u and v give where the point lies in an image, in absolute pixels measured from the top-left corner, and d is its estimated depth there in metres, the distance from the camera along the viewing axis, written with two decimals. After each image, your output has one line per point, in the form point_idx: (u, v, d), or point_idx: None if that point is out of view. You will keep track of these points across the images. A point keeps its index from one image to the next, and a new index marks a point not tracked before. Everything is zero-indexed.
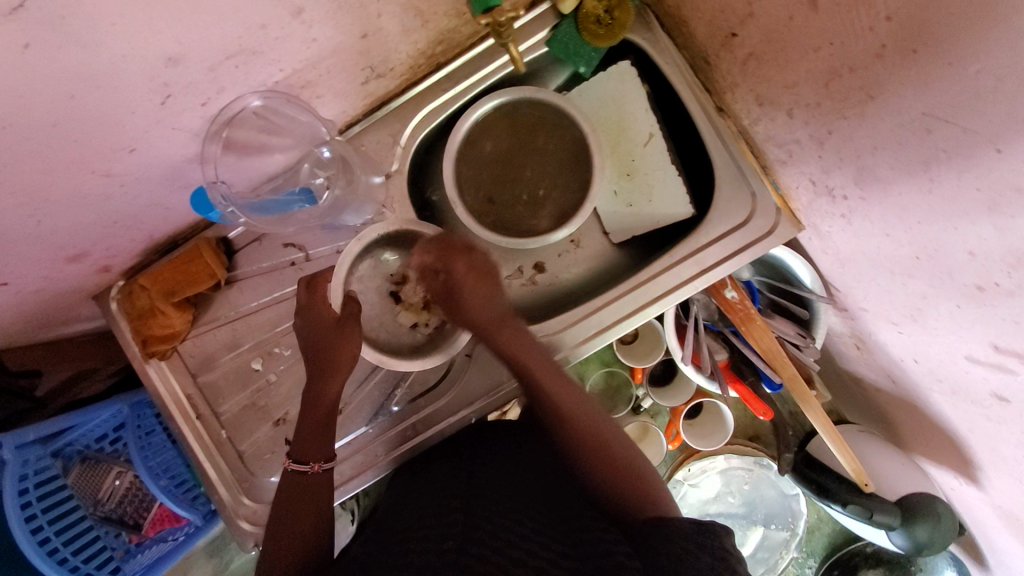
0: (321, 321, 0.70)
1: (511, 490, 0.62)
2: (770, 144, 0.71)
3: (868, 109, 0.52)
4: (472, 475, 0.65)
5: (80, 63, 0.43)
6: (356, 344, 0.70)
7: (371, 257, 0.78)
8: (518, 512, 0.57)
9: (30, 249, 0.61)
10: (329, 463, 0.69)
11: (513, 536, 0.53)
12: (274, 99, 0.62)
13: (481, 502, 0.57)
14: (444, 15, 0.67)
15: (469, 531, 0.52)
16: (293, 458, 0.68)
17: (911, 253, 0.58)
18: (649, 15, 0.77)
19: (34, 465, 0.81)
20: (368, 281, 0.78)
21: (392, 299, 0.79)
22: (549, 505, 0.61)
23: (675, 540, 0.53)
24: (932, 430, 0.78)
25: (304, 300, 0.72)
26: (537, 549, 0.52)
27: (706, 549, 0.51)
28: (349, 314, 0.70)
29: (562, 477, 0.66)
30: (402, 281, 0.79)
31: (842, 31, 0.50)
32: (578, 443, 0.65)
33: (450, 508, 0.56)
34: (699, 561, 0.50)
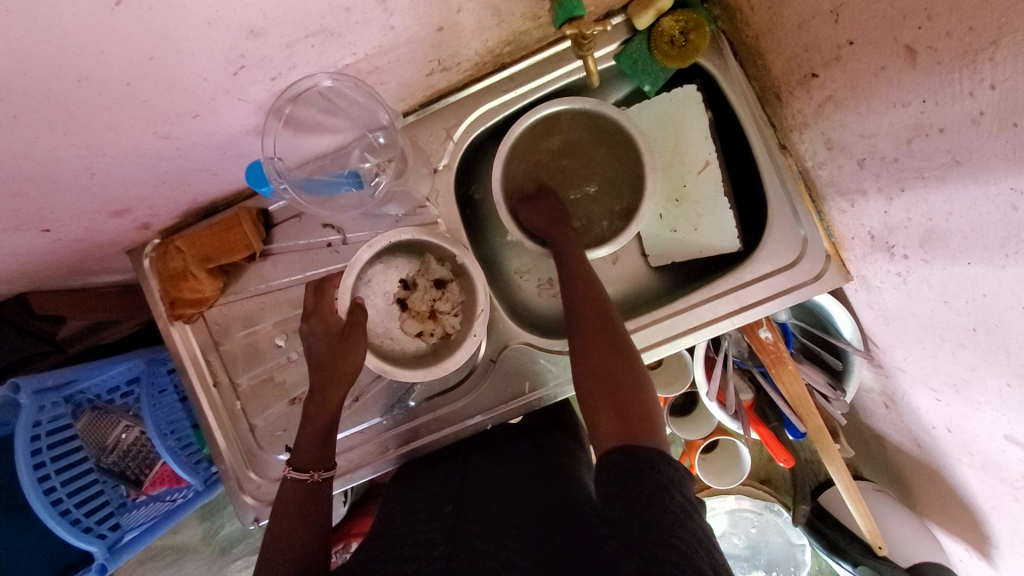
0: (327, 330, 0.70)
1: (505, 490, 0.63)
2: (833, 190, 0.69)
3: (950, 173, 0.51)
4: (464, 479, 0.66)
5: (165, 26, 0.42)
6: (360, 359, 0.69)
7: (379, 263, 0.75)
8: (510, 514, 0.58)
9: (79, 200, 0.61)
10: (329, 473, 0.69)
11: (503, 538, 0.54)
12: (342, 82, 0.61)
13: (473, 506, 0.60)
14: (520, 17, 0.65)
15: (459, 536, 0.55)
16: (293, 466, 0.68)
17: (969, 323, 0.57)
18: (723, 41, 0.75)
19: (49, 412, 0.83)
20: (377, 286, 0.75)
21: (399, 305, 0.76)
22: (537, 500, 0.61)
23: (648, 476, 0.52)
24: (951, 501, 0.76)
25: (311, 306, 0.72)
26: (526, 547, 0.53)
27: (677, 488, 0.52)
28: (352, 323, 0.69)
29: (552, 472, 0.67)
30: (410, 287, 0.76)
31: (937, 90, 0.48)
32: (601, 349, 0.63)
33: (443, 514, 0.59)
34: (672, 500, 0.50)
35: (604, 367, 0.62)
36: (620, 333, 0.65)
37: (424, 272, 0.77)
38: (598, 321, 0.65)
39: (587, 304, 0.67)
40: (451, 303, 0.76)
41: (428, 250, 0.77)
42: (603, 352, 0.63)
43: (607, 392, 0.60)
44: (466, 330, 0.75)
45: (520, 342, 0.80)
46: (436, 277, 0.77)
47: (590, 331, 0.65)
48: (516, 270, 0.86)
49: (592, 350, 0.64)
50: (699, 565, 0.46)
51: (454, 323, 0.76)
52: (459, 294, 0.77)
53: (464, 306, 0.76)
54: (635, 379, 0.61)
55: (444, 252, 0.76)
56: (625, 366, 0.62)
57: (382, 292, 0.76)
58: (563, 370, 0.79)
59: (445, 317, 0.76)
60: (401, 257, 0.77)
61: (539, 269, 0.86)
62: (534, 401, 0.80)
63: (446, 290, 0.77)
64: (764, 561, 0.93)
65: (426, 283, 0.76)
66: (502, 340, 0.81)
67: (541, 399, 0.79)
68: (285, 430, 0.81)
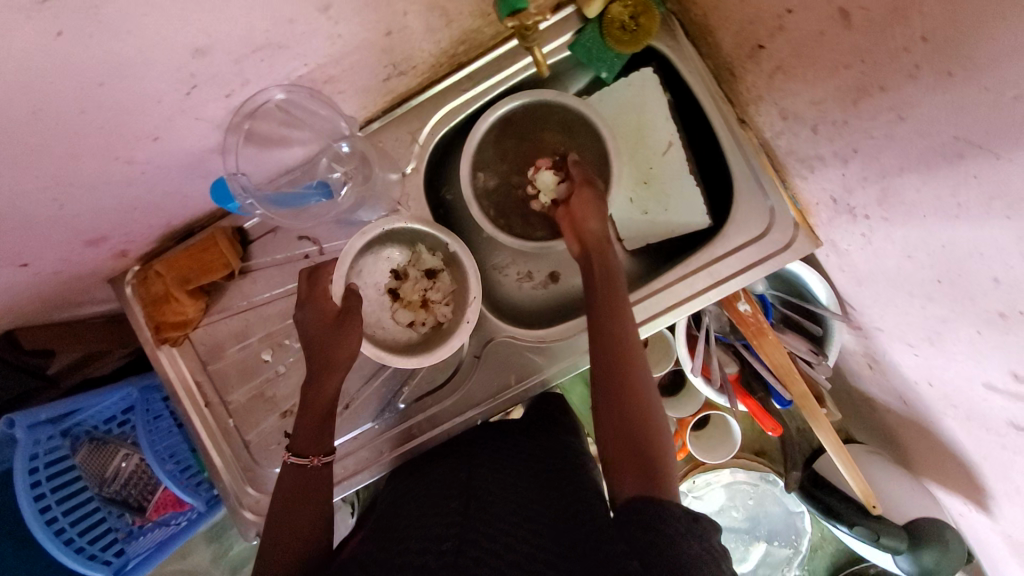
0: (320, 316, 0.70)
1: (512, 489, 0.62)
2: (793, 158, 0.70)
3: (896, 129, 0.52)
4: (471, 474, 0.65)
5: (110, 51, 0.43)
6: (355, 344, 0.70)
7: (371, 253, 0.77)
8: (517, 512, 0.58)
9: (51, 232, 0.62)
10: (328, 457, 0.69)
11: (512, 537, 0.54)
12: (297, 94, 0.62)
13: (480, 503, 0.58)
14: (468, 15, 0.66)
15: (466, 534, 0.54)
16: (292, 450, 0.68)
17: (934, 276, 0.58)
18: (674, 23, 0.76)
19: (45, 444, 0.83)
20: (367, 276, 0.77)
21: (390, 296, 0.78)
22: (546, 504, 0.61)
23: (661, 522, 0.50)
24: (943, 455, 0.77)
25: (304, 292, 0.72)
26: (534, 552, 0.53)
27: (694, 539, 0.49)
28: (348, 309, 0.70)
29: (560, 473, 0.67)
30: (401, 278, 0.78)
31: (872, 49, 0.49)
32: (620, 396, 0.63)
33: (450, 509, 0.58)
34: (688, 550, 0.48)
35: (626, 414, 0.62)
36: (646, 379, 0.65)
37: (415, 263, 0.79)
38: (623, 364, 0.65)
39: (612, 344, 0.66)
40: (442, 292, 0.78)
41: (421, 241, 0.78)
42: (627, 397, 0.63)
43: (630, 440, 0.61)
44: (457, 317, 0.76)
45: (506, 336, 0.81)
46: (428, 267, 0.78)
47: (615, 375, 0.64)
48: (495, 266, 0.86)
49: (616, 394, 0.63)
50: None
51: (446, 312, 0.77)
52: (450, 284, 0.78)
53: (456, 294, 0.77)
54: (654, 432, 0.62)
55: (434, 242, 0.77)
56: (647, 413, 0.63)
57: (373, 284, 0.78)
58: (549, 359, 0.80)
59: (438, 306, 0.77)
60: (393, 248, 0.78)
61: (517, 262, 0.86)
62: (521, 393, 0.81)
63: (437, 280, 0.78)
64: (764, 532, 0.94)
65: (417, 273, 0.78)
66: (486, 335, 0.82)
67: (529, 390, 0.80)
68: (280, 442, 0.82)
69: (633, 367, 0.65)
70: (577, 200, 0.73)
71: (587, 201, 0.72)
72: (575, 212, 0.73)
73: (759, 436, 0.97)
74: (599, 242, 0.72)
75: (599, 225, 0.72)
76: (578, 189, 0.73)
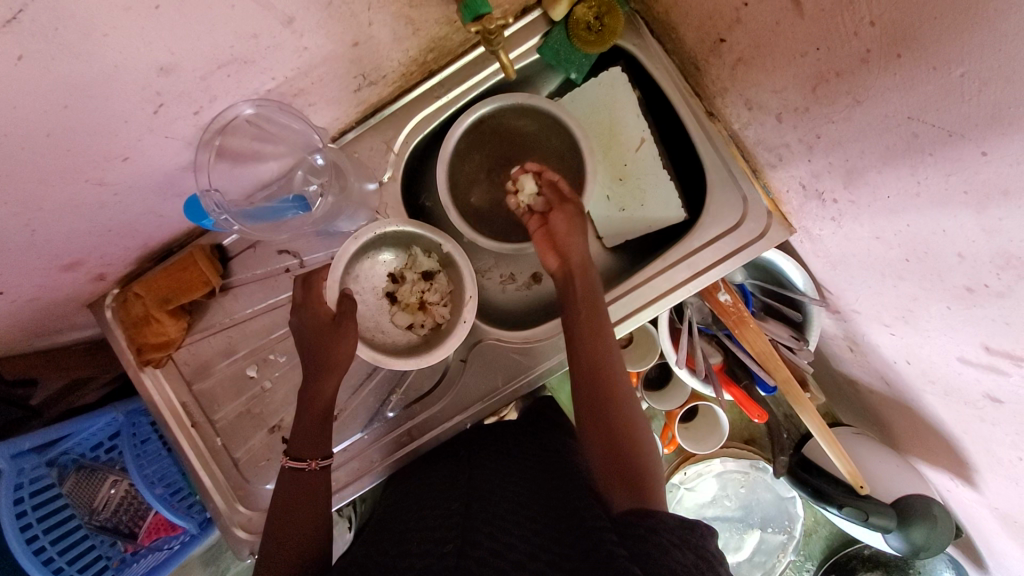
0: (316, 320, 0.71)
1: (512, 490, 0.62)
2: (761, 148, 0.72)
3: (855, 113, 0.53)
4: (471, 477, 0.65)
5: (73, 73, 0.43)
6: (349, 349, 0.70)
7: (367, 257, 0.77)
8: (519, 513, 0.57)
9: (26, 258, 0.61)
10: (327, 461, 0.69)
11: (512, 536, 0.53)
12: (266, 108, 0.63)
13: (481, 504, 0.58)
14: (435, 22, 0.67)
15: (468, 533, 0.53)
16: (291, 455, 0.68)
17: (902, 255, 0.59)
18: (639, 22, 0.78)
19: (29, 474, 0.81)
20: (366, 281, 0.78)
21: (388, 299, 0.78)
22: (547, 500, 0.60)
23: (654, 528, 0.51)
24: (927, 433, 0.78)
25: (300, 297, 0.73)
26: (537, 551, 0.52)
27: (689, 546, 0.50)
28: (343, 312, 0.71)
29: (562, 472, 0.65)
30: (398, 281, 0.78)
31: (826, 37, 0.51)
32: (604, 408, 0.65)
33: (451, 511, 0.58)
34: (684, 556, 0.48)
35: (610, 423, 0.64)
36: (629, 393, 0.67)
37: (411, 265, 0.79)
38: (604, 374, 0.66)
39: (594, 357, 0.67)
40: (440, 293, 0.78)
41: (416, 243, 0.78)
42: (612, 411, 0.64)
43: (616, 454, 0.62)
44: (456, 316, 0.76)
45: (492, 339, 0.81)
46: (424, 269, 0.78)
47: (601, 389, 0.65)
48: (478, 269, 0.87)
49: (602, 407, 0.65)
50: None
51: (444, 312, 0.77)
52: (448, 285, 0.78)
53: (453, 295, 0.77)
54: (638, 443, 0.63)
55: (430, 243, 0.78)
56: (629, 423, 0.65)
57: (371, 287, 0.78)
58: (532, 358, 0.80)
59: (435, 307, 0.78)
60: (389, 251, 0.78)
61: (501, 265, 0.87)
62: (511, 394, 0.81)
63: (434, 282, 0.78)
64: (758, 519, 0.95)
65: (414, 275, 0.78)
66: (474, 338, 0.81)
67: (517, 390, 0.81)
68: (270, 458, 0.82)
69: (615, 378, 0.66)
70: (558, 217, 0.74)
71: (569, 218, 0.74)
72: (555, 228, 0.74)
73: (746, 424, 0.98)
74: (578, 260, 0.73)
75: (578, 243, 0.73)
76: (561, 208, 0.74)
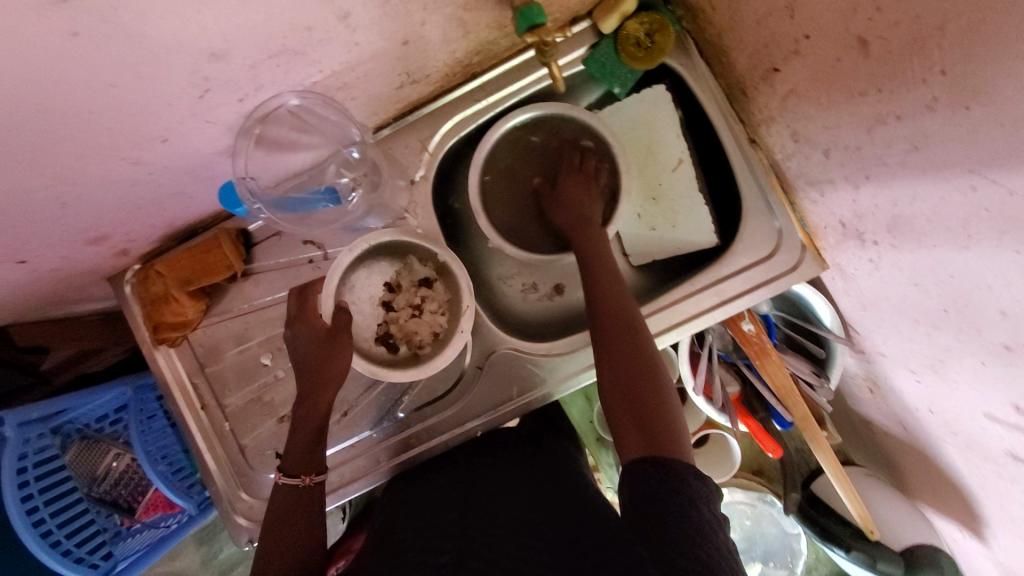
0: (312, 333, 0.70)
1: (510, 498, 0.62)
2: (803, 181, 0.71)
3: (911, 158, 0.52)
4: (468, 486, 0.65)
5: (124, 53, 0.43)
6: (348, 360, 0.69)
7: (363, 268, 0.76)
8: (517, 522, 0.57)
9: (53, 230, 0.61)
10: (321, 477, 0.68)
11: (512, 546, 0.53)
12: (310, 99, 0.62)
13: (478, 516, 0.57)
14: (485, 26, 0.66)
15: (464, 544, 0.53)
16: (284, 471, 0.67)
17: (941, 305, 0.58)
18: (689, 41, 0.76)
19: (35, 443, 0.81)
20: (361, 291, 0.75)
21: (384, 308, 0.76)
22: (546, 507, 0.60)
23: (673, 483, 0.52)
24: (940, 482, 0.77)
25: (294, 312, 0.73)
26: (535, 555, 0.52)
27: (703, 503, 0.51)
28: (340, 325, 0.70)
29: (565, 486, 0.66)
30: (394, 290, 0.76)
31: (891, 79, 0.50)
32: (612, 345, 0.63)
33: (447, 521, 0.57)
34: (697, 515, 0.49)
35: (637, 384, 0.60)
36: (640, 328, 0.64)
37: (407, 273, 0.77)
38: (634, 335, 0.63)
39: (607, 291, 0.66)
40: (437, 302, 0.76)
41: (411, 252, 0.77)
42: (627, 345, 0.62)
43: (628, 395, 0.60)
44: (453, 327, 0.75)
45: (507, 348, 0.80)
46: (421, 277, 0.77)
47: (610, 327, 0.64)
48: (500, 275, 0.86)
49: (616, 340, 0.63)
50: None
51: (442, 322, 0.76)
52: (445, 293, 0.77)
53: (450, 303, 0.76)
54: (654, 385, 0.60)
55: (426, 253, 0.77)
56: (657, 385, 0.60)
57: (368, 297, 0.76)
58: (549, 374, 0.79)
59: (432, 316, 0.76)
60: (383, 261, 0.77)
61: (523, 273, 0.86)
62: (522, 406, 0.79)
63: (432, 289, 0.77)
64: (761, 552, 0.95)
65: (410, 284, 0.77)
66: (488, 346, 0.81)
67: (531, 402, 0.79)
68: (276, 448, 0.81)
69: (624, 314, 0.64)
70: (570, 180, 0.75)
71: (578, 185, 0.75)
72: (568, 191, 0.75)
73: (756, 455, 0.99)
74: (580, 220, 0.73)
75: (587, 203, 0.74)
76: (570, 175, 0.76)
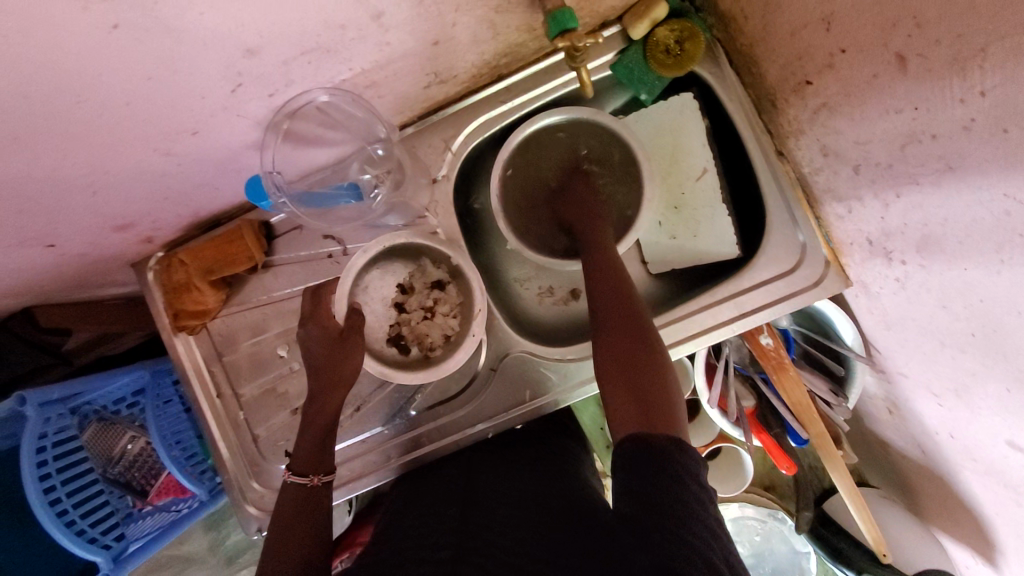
0: (324, 333, 0.71)
1: (509, 494, 0.62)
2: (830, 196, 0.69)
3: (945, 178, 0.51)
4: (469, 483, 0.65)
5: (161, 47, 0.43)
6: (359, 361, 0.70)
7: (376, 269, 0.76)
8: (516, 517, 0.57)
9: (83, 216, 0.62)
10: (329, 476, 0.69)
11: (513, 554, 0.51)
12: (339, 97, 0.63)
13: (478, 512, 0.58)
14: (515, 29, 0.66)
15: (464, 541, 0.52)
16: (293, 471, 0.68)
17: (968, 328, 0.57)
18: (719, 50, 0.75)
19: (55, 424, 0.83)
20: (375, 292, 0.75)
21: (397, 309, 0.76)
22: (544, 501, 0.61)
23: (664, 463, 0.51)
24: (956, 507, 0.75)
25: (308, 311, 0.73)
26: (535, 550, 0.52)
27: (692, 479, 0.51)
28: (351, 326, 0.70)
29: (563, 482, 0.66)
30: (407, 291, 0.77)
31: (929, 97, 0.49)
32: (610, 321, 0.64)
33: (447, 516, 0.58)
34: (687, 491, 0.50)
35: (634, 355, 0.61)
36: (638, 305, 0.65)
37: (420, 275, 0.77)
38: (630, 311, 0.64)
39: (602, 271, 0.67)
40: (449, 305, 0.76)
41: (425, 254, 0.77)
42: (623, 321, 0.63)
43: (624, 370, 0.60)
44: (464, 330, 0.75)
45: (520, 351, 0.80)
46: (434, 279, 0.77)
47: (606, 304, 0.65)
48: (517, 278, 0.86)
49: (615, 317, 0.64)
50: (711, 560, 0.46)
51: (454, 324, 0.76)
52: (457, 296, 0.77)
53: (462, 306, 0.76)
54: (649, 362, 0.60)
55: (439, 254, 0.77)
56: (655, 358, 0.61)
57: (380, 298, 0.76)
58: (563, 379, 0.79)
59: (445, 318, 0.76)
60: (397, 263, 0.77)
61: (539, 277, 0.86)
62: (533, 410, 0.79)
63: (444, 292, 0.77)
64: (770, 569, 0.93)
65: (423, 286, 0.77)
66: (502, 349, 0.81)
67: (543, 407, 0.79)
68: (288, 439, 0.82)
69: (622, 292, 0.65)
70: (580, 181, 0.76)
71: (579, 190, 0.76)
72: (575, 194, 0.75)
73: (769, 472, 1.00)
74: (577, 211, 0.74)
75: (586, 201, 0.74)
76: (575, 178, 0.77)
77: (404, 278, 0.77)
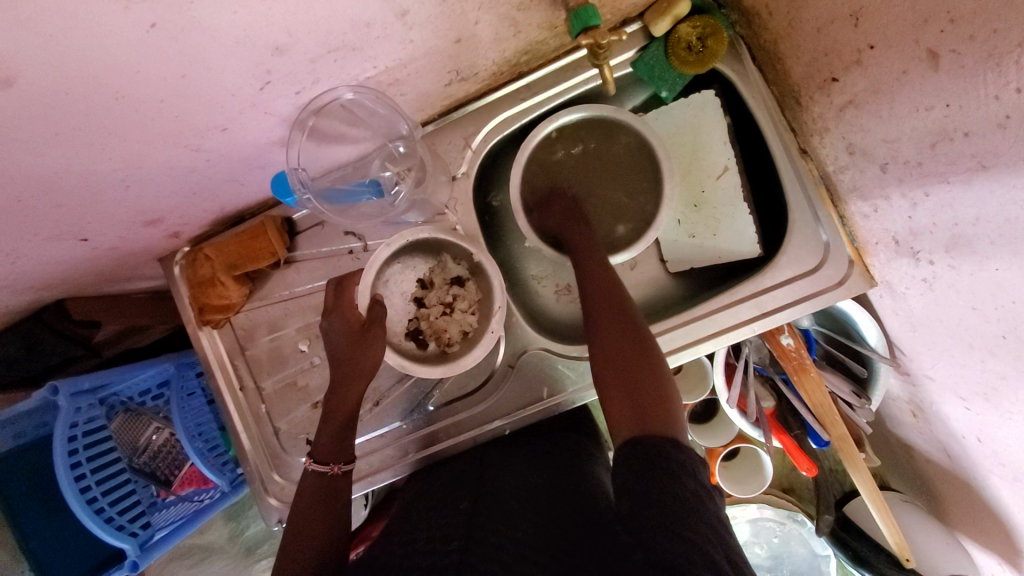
0: (346, 325, 0.71)
1: (518, 488, 0.62)
2: (855, 195, 0.68)
3: (976, 177, 0.50)
4: (481, 476, 0.66)
5: (194, 46, 0.44)
6: (379, 353, 0.70)
7: (397, 263, 0.77)
8: (525, 512, 0.57)
9: (115, 211, 0.63)
10: (349, 466, 0.70)
11: (518, 551, 0.50)
12: (363, 95, 0.63)
13: (488, 504, 0.58)
14: (537, 27, 0.66)
15: (473, 532, 0.53)
16: (315, 458, 0.70)
17: (999, 330, 0.55)
18: (742, 46, 0.75)
19: (85, 414, 0.86)
20: (394, 286, 0.77)
21: (415, 304, 0.77)
22: (553, 497, 0.61)
23: (661, 461, 0.51)
24: (983, 514, 0.73)
25: (331, 304, 0.74)
26: (541, 545, 0.52)
27: (689, 476, 0.51)
28: (373, 319, 0.71)
29: (571, 476, 0.66)
30: (427, 286, 0.78)
31: (960, 93, 0.48)
32: (605, 325, 0.65)
33: (457, 509, 0.58)
34: (684, 488, 0.49)
35: (624, 357, 0.62)
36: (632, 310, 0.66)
37: (440, 271, 0.78)
38: (623, 317, 0.65)
39: (597, 275, 0.69)
40: (468, 301, 0.76)
41: (446, 251, 0.78)
42: (618, 326, 0.64)
43: (619, 372, 0.61)
44: (483, 326, 0.75)
45: (537, 349, 0.80)
46: (453, 275, 0.78)
47: (602, 308, 0.66)
48: (534, 275, 0.86)
49: (610, 321, 0.65)
50: (712, 556, 0.46)
51: (471, 320, 0.76)
52: (476, 293, 0.77)
53: (481, 304, 0.77)
54: (644, 365, 0.61)
55: (459, 251, 0.78)
56: (647, 360, 0.62)
57: (400, 292, 0.77)
58: (581, 376, 0.79)
59: (462, 314, 0.76)
60: (418, 257, 0.78)
61: (555, 274, 0.86)
62: (550, 407, 0.79)
63: (463, 288, 0.77)
64: (787, 571, 0.94)
65: (443, 281, 0.77)
66: (520, 345, 0.81)
67: (561, 404, 0.79)
68: (308, 432, 0.83)
69: (616, 297, 0.67)
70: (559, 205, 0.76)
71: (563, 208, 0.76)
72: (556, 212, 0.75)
73: (789, 474, 0.99)
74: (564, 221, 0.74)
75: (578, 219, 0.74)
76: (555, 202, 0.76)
77: (422, 273, 0.78)
